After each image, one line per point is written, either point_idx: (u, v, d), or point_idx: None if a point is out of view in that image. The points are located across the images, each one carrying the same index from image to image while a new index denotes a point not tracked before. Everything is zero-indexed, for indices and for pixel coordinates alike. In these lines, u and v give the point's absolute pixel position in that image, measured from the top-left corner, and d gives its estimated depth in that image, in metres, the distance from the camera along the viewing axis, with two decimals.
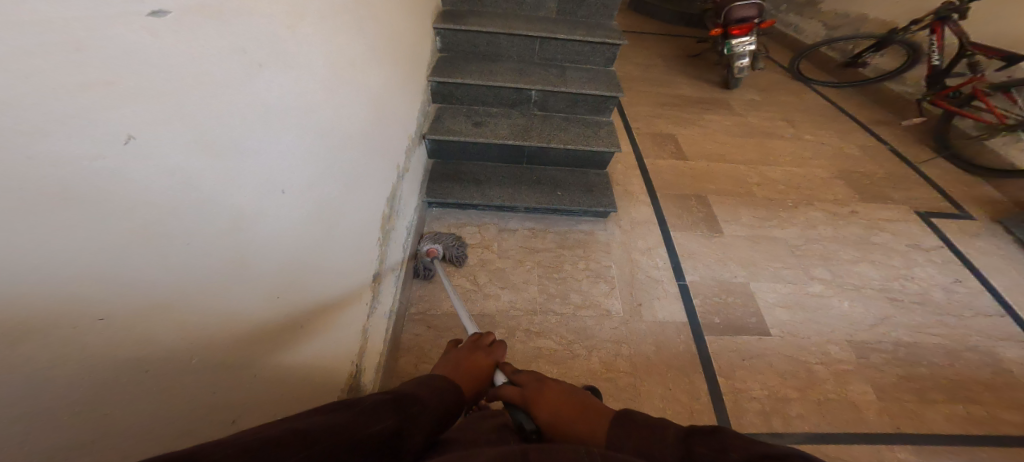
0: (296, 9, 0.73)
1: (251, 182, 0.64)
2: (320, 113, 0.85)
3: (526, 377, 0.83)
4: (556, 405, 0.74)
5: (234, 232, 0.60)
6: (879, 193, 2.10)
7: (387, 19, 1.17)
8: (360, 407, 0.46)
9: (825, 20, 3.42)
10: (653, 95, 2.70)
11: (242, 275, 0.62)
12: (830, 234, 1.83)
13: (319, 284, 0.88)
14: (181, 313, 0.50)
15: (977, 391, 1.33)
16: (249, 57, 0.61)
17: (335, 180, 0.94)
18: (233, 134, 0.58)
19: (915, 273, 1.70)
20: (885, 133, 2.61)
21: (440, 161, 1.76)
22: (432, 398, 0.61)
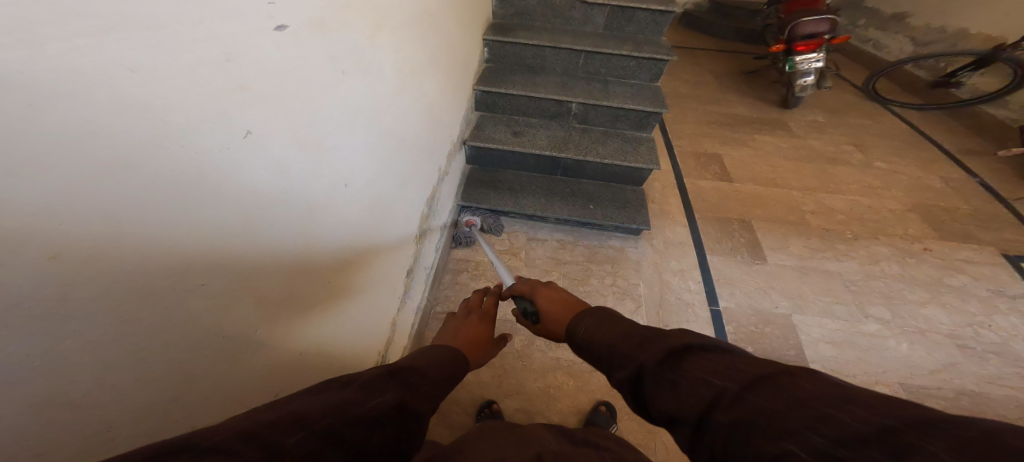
0: (378, 22, 0.82)
1: (328, 176, 0.72)
2: (387, 117, 0.93)
3: (526, 283, 0.92)
4: (552, 301, 0.81)
5: (308, 219, 0.68)
6: (959, 231, 1.88)
7: (445, 32, 1.24)
8: (360, 381, 0.46)
9: (914, 35, 3.13)
10: (704, 112, 2.61)
11: (308, 256, 0.70)
12: (893, 272, 1.66)
13: (367, 272, 0.95)
14: (259, 284, 0.58)
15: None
16: (339, 66, 0.70)
17: (391, 177, 1.01)
18: (317, 132, 0.67)
19: (996, 323, 1.50)
20: (972, 163, 2.33)
21: (478, 167, 1.82)
22: (440, 378, 0.59)
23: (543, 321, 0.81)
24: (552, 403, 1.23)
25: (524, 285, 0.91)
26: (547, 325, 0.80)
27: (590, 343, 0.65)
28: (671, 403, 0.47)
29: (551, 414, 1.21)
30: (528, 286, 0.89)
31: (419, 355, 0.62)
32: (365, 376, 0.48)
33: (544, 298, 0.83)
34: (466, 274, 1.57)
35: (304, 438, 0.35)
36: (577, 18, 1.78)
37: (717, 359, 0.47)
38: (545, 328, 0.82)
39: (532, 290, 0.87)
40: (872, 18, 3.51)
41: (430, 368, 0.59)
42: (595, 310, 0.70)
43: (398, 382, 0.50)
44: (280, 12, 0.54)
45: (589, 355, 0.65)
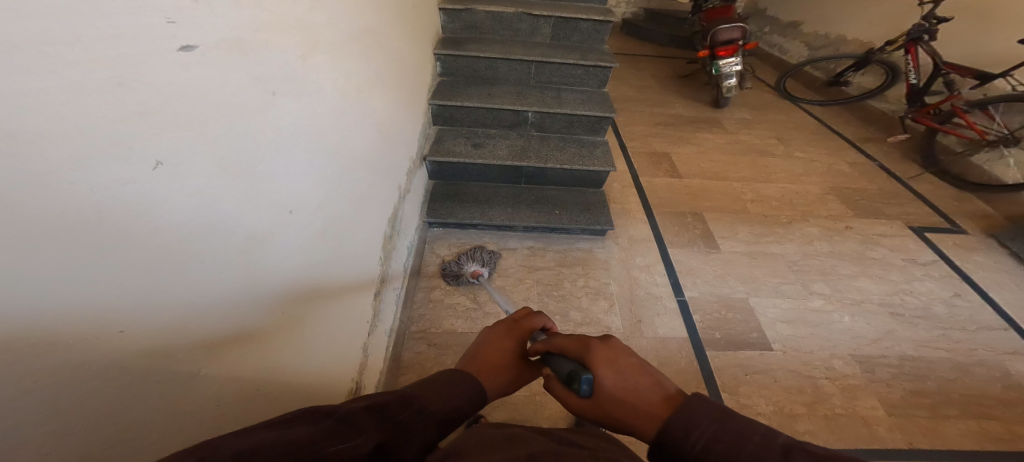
0: (310, 40, 0.77)
1: (265, 203, 0.66)
2: (329, 138, 0.87)
3: (571, 337, 0.65)
4: (622, 377, 0.54)
5: (245, 250, 0.61)
6: (872, 208, 2.14)
7: (390, 48, 1.21)
8: (338, 417, 0.40)
9: (807, 41, 3.57)
10: (647, 115, 2.78)
11: (252, 291, 0.63)
12: (826, 249, 1.85)
13: (324, 299, 0.88)
14: (195, 328, 0.51)
15: (993, 406, 1.29)
16: (264, 86, 0.64)
17: (342, 201, 0.95)
18: (248, 156, 0.60)
19: (914, 288, 1.71)
20: (873, 150, 2.67)
21: (441, 182, 1.79)
22: (437, 416, 0.52)
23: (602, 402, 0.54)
24: (542, 410, 1.22)
25: (569, 340, 0.64)
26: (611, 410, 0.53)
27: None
28: None
29: (542, 421, 1.19)
30: (578, 344, 0.62)
31: (428, 386, 0.56)
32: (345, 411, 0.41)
33: (609, 368, 0.56)
34: (439, 291, 1.52)
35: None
36: (525, 29, 1.83)
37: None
38: (603, 410, 0.55)
39: (582, 350, 0.60)
40: (775, 26, 3.96)
41: (428, 406, 0.52)
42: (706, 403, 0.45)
43: (382, 422, 0.43)
44: (188, 29, 0.47)
45: None
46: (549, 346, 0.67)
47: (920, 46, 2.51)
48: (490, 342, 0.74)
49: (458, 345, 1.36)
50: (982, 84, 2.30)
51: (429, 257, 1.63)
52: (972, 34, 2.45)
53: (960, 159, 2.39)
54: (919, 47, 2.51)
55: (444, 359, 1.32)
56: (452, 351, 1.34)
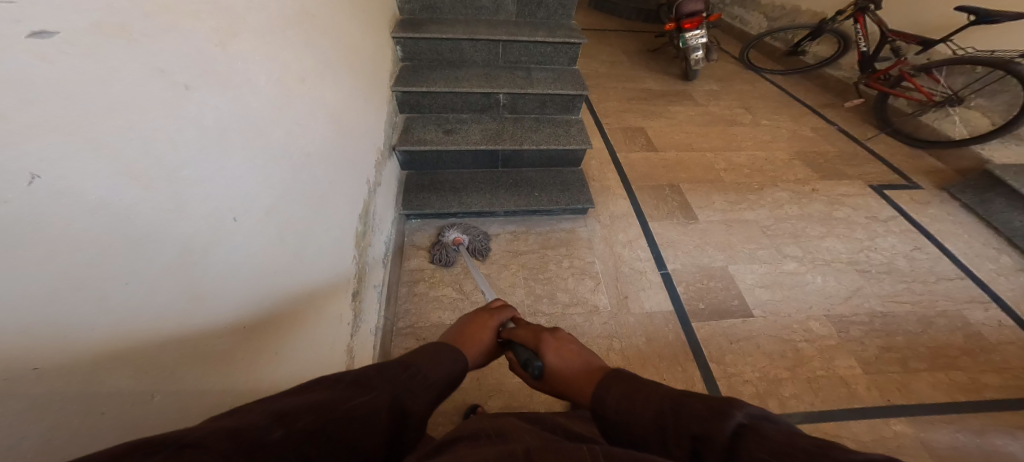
0: (226, 24, 0.68)
1: (203, 211, 0.60)
2: (271, 134, 0.79)
3: (529, 329, 0.83)
4: (564, 359, 0.75)
5: (185, 265, 0.57)
6: (836, 170, 2.22)
7: (338, 33, 1.12)
8: (346, 380, 0.51)
9: (765, 11, 3.63)
10: (618, 90, 2.77)
11: (201, 306, 0.60)
12: (796, 213, 1.91)
13: (291, 306, 0.85)
14: (134, 353, 0.49)
15: (957, 356, 1.37)
16: (171, 78, 0.55)
17: (298, 201, 0.89)
18: (169, 161, 0.54)
19: (878, 244, 1.79)
20: (833, 115, 2.76)
21: (415, 171, 1.73)
22: (437, 377, 0.64)
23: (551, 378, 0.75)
24: (536, 394, 1.22)
25: (527, 333, 0.82)
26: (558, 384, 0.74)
27: (618, 416, 0.59)
28: None
29: (537, 405, 1.20)
30: (533, 335, 0.81)
31: (426, 353, 0.67)
32: (357, 375, 0.53)
33: (555, 353, 0.76)
34: (423, 284, 1.48)
35: (284, 435, 0.39)
36: (488, 7, 1.77)
37: (784, 440, 0.41)
38: (551, 383, 0.76)
39: (536, 341, 0.79)
40: None
41: (429, 369, 0.63)
42: (620, 377, 0.64)
43: (392, 381, 0.55)
44: (38, 10, 0.39)
45: (617, 429, 0.59)
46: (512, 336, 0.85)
47: (867, 15, 2.61)
48: (464, 328, 0.85)
49: None
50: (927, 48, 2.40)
51: (409, 250, 1.59)
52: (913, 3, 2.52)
53: (910, 119, 2.51)
54: (866, 16, 2.62)
55: None
56: None
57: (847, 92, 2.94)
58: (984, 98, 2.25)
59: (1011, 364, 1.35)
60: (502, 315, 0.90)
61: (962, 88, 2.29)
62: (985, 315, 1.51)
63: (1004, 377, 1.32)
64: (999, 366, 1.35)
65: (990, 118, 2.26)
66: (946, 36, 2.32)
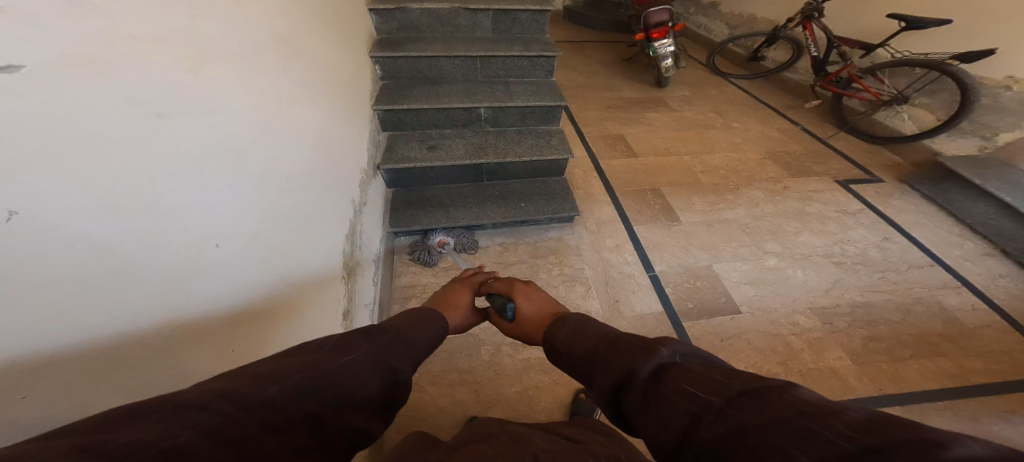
0: (199, 50, 0.64)
1: (187, 239, 0.59)
2: (252, 157, 0.76)
3: (504, 283, 1.00)
4: (532, 305, 0.91)
5: (171, 294, 0.56)
6: (805, 168, 2.33)
7: (316, 54, 1.11)
8: (329, 345, 0.55)
9: (725, 20, 3.81)
10: (595, 99, 2.84)
11: (188, 332, 0.60)
12: (772, 210, 1.98)
13: (280, 326, 0.83)
14: (118, 380, 0.49)
15: (938, 343, 1.43)
16: (144, 107, 0.53)
17: (281, 223, 0.86)
18: (149, 192, 0.52)
19: (849, 236, 1.88)
20: (797, 115, 2.90)
21: (401, 189, 1.72)
22: (419, 340, 0.69)
23: (520, 321, 0.91)
24: (536, 403, 1.21)
25: (502, 286, 0.99)
26: (524, 325, 0.90)
27: (568, 346, 0.74)
28: (655, 416, 0.52)
29: (538, 414, 1.18)
30: (508, 288, 0.97)
31: (407, 319, 0.73)
32: (340, 339, 0.57)
33: (525, 300, 0.93)
34: (415, 301, 1.46)
35: (279, 390, 0.42)
36: (464, 25, 1.79)
37: (696, 370, 0.53)
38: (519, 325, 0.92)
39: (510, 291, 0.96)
40: (696, 7, 4.19)
41: (411, 333, 0.69)
42: (575, 315, 0.79)
43: (375, 341, 0.60)
44: (6, 43, 0.37)
45: (566, 357, 0.74)
46: (490, 290, 1.01)
47: (813, 22, 2.80)
48: (449, 287, 1.01)
49: (442, 352, 1.32)
50: (868, 53, 2.59)
51: (399, 267, 1.56)
52: (853, 11, 2.72)
53: (864, 118, 2.65)
54: (813, 23, 2.81)
55: (430, 369, 1.28)
56: (438, 359, 1.30)
57: (805, 93, 3.08)
58: (926, 96, 2.40)
59: (989, 348, 1.42)
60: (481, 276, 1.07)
61: (906, 87, 2.45)
62: (956, 299, 1.59)
63: (986, 361, 1.37)
64: (979, 350, 1.41)
65: (935, 114, 2.39)
66: (883, 41, 2.51)
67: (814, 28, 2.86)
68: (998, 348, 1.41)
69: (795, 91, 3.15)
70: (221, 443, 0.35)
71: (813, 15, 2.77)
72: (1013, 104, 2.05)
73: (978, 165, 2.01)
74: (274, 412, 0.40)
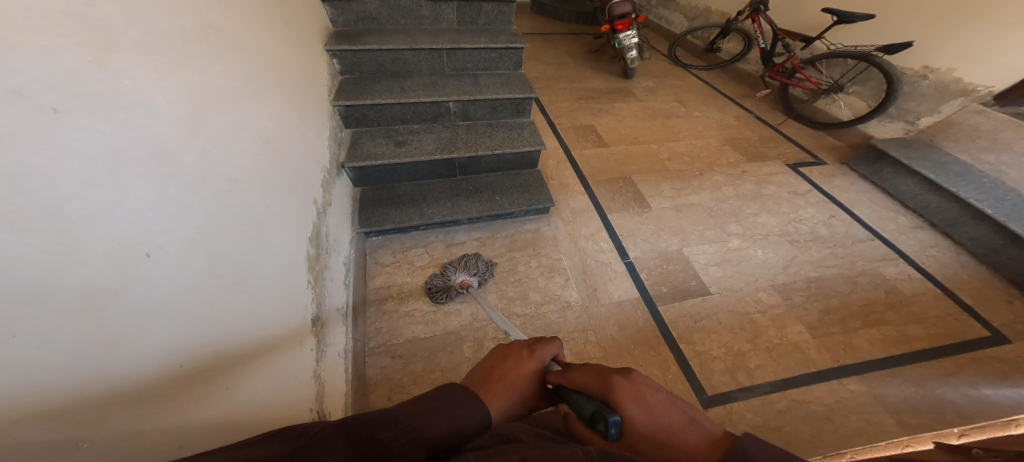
0: (102, 39, 0.58)
1: (101, 249, 0.53)
2: (184, 158, 0.71)
3: (589, 372, 0.65)
4: (651, 419, 0.55)
5: (90, 309, 0.51)
6: (761, 153, 2.46)
7: (261, 47, 1.04)
8: (314, 434, 0.46)
9: (683, 12, 3.94)
10: (563, 90, 2.85)
11: (123, 351, 0.54)
12: (734, 194, 2.08)
13: (239, 337, 0.78)
14: (38, 406, 0.44)
15: (883, 312, 1.56)
16: (34, 100, 0.47)
17: (227, 228, 0.80)
18: (47, 195, 0.47)
19: (803, 215, 2.01)
20: (750, 103, 3.06)
21: (370, 187, 1.66)
22: (430, 436, 0.55)
23: (633, 445, 0.55)
24: None
25: (587, 378, 0.63)
26: (648, 453, 0.53)
27: None
28: None
29: None
30: (598, 381, 0.62)
31: (431, 402, 0.59)
32: (322, 432, 0.47)
33: (638, 408, 0.56)
34: (391, 302, 1.42)
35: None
36: (428, 16, 1.74)
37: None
38: (633, 454, 0.55)
39: (604, 390, 0.60)
40: None
41: (423, 427, 0.55)
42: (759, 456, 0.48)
43: (363, 440, 0.49)
44: None
45: None
46: (565, 382, 0.67)
47: (761, 15, 2.96)
48: (503, 372, 0.71)
49: (423, 352, 1.30)
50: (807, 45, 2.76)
51: (372, 267, 1.52)
52: (791, 5, 2.88)
53: (807, 105, 2.83)
54: (761, 16, 2.97)
55: (412, 369, 1.26)
56: (419, 359, 1.28)
57: (756, 83, 3.25)
58: (858, 85, 2.57)
59: (926, 314, 1.57)
60: (544, 352, 0.76)
61: (841, 77, 2.63)
62: (896, 270, 1.75)
63: (924, 326, 1.52)
64: (917, 316, 1.56)
65: (866, 101, 2.56)
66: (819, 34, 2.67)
67: (761, 21, 3.03)
68: (934, 314, 1.57)
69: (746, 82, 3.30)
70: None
71: (761, 8, 2.93)
72: (930, 91, 2.26)
73: (906, 146, 2.22)
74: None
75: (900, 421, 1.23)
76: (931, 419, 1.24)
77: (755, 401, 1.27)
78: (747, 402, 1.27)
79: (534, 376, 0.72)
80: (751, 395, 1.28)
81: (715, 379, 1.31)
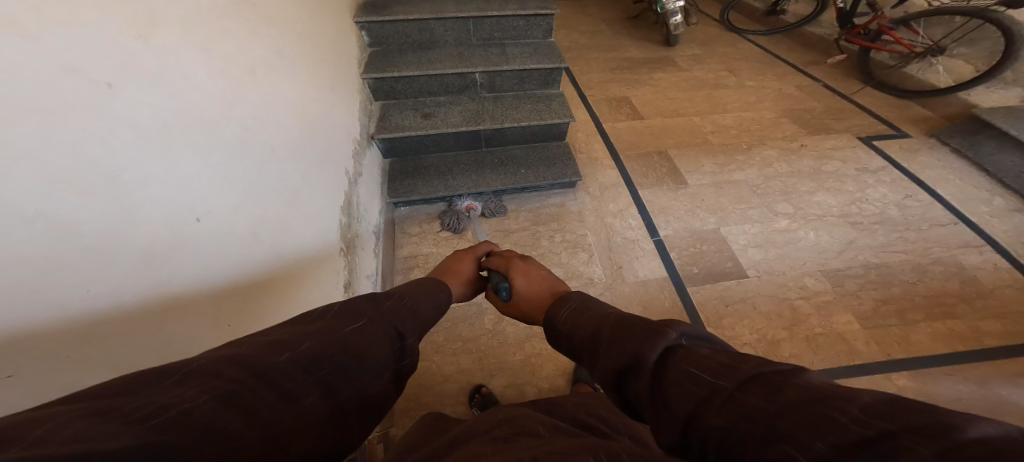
0: (144, 15, 0.62)
1: (156, 215, 0.59)
2: (224, 130, 0.76)
3: (503, 258, 0.92)
4: (528, 283, 0.83)
5: (149, 270, 0.57)
6: (824, 125, 2.21)
7: (290, 19, 1.08)
8: (337, 310, 0.55)
9: None
10: (602, 61, 2.72)
11: (173, 308, 0.61)
12: (786, 170, 1.90)
13: (275, 299, 0.86)
14: (102, 357, 0.51)
15: (954, 304, 1.38)
16: (89, 76, 0.51)
17: (265, 197, 0.86)
18: (107, 166, 0.52)
19: (868, 195, 1.79)
20: (817, 70, 2.73)
21: (398, 159, 1.71)
22: (425, 307, 0.69)
23: (518, 302, 0.83)
24: (537, 370, 1.23)
25: (502, 262, 0.90)
26: (524, 306, 0.82)
27: (566, 325, 0.66)
28: (658, 396, 0.44)
29: (540, 380, 1.21)
30: (505, 264, 0.89)
31: (410, 289, 0.72)
32: (342, 306, 0.56)
33: (522, 278, 0.84)
34: (418, 271, 1.48)
35: (291, 357, 0.44)
36: None
37: (706, 354, 0.45)
38: (516, 306, 0.84)
39: (507, 268, 0.88)
40: None
41: (416, 300, 0.68)
42: (574, 294, 0.70)
43: (383, 310, 0.59)
44: None
45: (565, 340, 0.65)
46: (489, 267, 0.94)
47: None
48: (448, 263, 0.96)
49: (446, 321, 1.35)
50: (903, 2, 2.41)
51: (400, 237, 1.58)
52: None
53: (894, 71, 2.46)
54: None
55: (435, 337, 1.31)
56: (441, 328, 1.33)
57: (828, 48, 2.88)
58: (965, 46, 2.22)
59: (1009, 309, 1.36)
60: (479, 250, 1.00)
61: (943, 38, 2.26)
62: (979, 259, 1.52)
63: (1003, 323, 1.33)
64: (997, 311, 1.36)
65: (974, 65, 2.23)
66: None
67: None
68: (1020, 310, 1.36)
69: (817, 46, 2.93)
70: (232, 406, 0.36)
71: None
72: None
73: (1015, 116, 1.87)
74: (287, 380, 0.42)
75: None
76: None
77: None
78: None
79: (473, 266, 0.97)
80: None
81: None
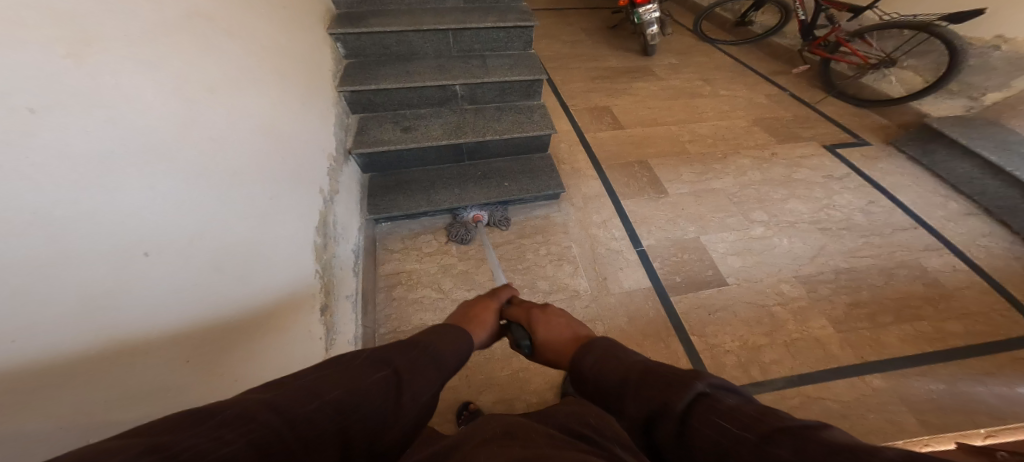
0: (78, 32, 0.58)
1: (97, 251, 0.55)
2: (180, 152, 0.72)
3: (522, 309, 0.97)
4: (549, 333, 0.87)
5: (91, 311, 0.53)
6: (793, 134, 2.30)
7: (252, 31, 1.03)
8: (366, 358, 0.58)
9: None
10: (582, 70, 2.76)
11: (127, 347, 0.57)
12: (759, 178, 1.97)
13: (245, 325, 0.82)
14: (42, 403, 0.47)
15: (919, 306, 1.45)
16: (9, 102, 0.47)
17: (229, 218, 0.82)
18: (33, 203, 0.48)
19: (835, 201, 1.88)
20: (784, 80, 2.85)
21: (378, 174, 1.68)
22: (448, 357, 0.67)
23: (544, 352, 0.87)
24: (526, 385, 1.22)
25: (520, 312, 0.96)
26: (550, 354, 0.86)
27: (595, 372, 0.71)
28: None
29: (530, 396, 1.20)
30: (525, 315, 0.94)
31: (435, 333, 0.71)
32: (374, 355, 0.59)
33: (543, 329, 0.89)
34: (401, 288, 1.45)
35: (319, 405, 0.47)
36: None
37: None
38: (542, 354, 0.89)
39: (527, 320, 0.93)
40: None
41: (442, 346, 0.67)
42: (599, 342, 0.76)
43: (407, 358, 0.61)
44: None
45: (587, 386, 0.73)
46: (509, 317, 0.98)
47: None
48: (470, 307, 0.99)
49: None
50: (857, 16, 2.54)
51: (382, 253, 1.54)
52: None
53: (853, 81, 2.61)
54: None
55: None
56: None
57: (794, 59, 3.01)
58: (915, 58, 2.34)
59: (969, 309, 1.44)
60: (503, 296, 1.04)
61: (894, 50, 2.40)
62: (939, 261, 1.61)
63: (964, 323, 1.40)
64: (957, 312, 1.44)
65: (923, 76, 2.33)
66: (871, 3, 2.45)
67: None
68: (979, 310, 1.44)
69: (784, 56, 3.06)
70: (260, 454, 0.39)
71: None
72: (1001, 63, 2.01)
73: (966, 124, 2.00)
74: (310, 428, 0.45)
75: (925, 422, 1.16)
76: (958, 421, 1.15)
77: (768, 397, 1.22)
78: (758, 397, 1.22)
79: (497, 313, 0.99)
80: (764, 392, 1.23)
81: (725, 374, 1.26)
